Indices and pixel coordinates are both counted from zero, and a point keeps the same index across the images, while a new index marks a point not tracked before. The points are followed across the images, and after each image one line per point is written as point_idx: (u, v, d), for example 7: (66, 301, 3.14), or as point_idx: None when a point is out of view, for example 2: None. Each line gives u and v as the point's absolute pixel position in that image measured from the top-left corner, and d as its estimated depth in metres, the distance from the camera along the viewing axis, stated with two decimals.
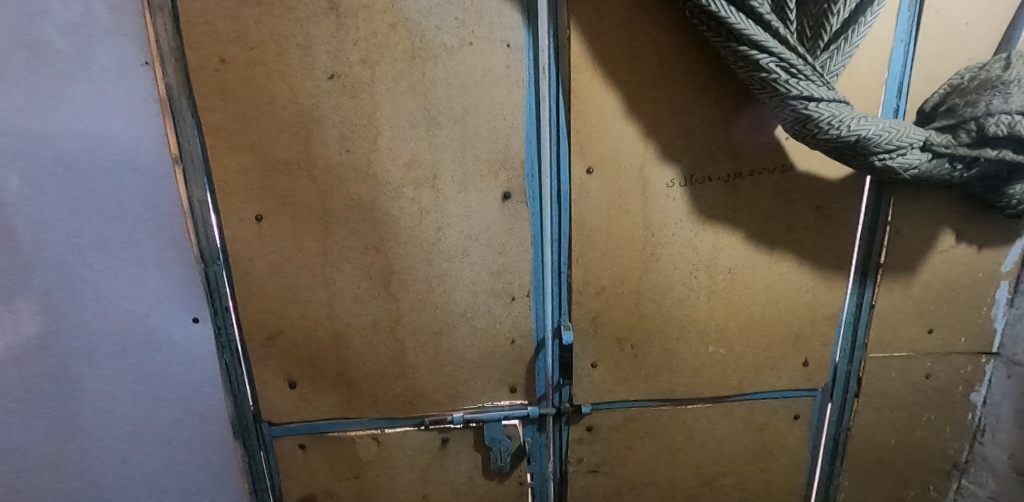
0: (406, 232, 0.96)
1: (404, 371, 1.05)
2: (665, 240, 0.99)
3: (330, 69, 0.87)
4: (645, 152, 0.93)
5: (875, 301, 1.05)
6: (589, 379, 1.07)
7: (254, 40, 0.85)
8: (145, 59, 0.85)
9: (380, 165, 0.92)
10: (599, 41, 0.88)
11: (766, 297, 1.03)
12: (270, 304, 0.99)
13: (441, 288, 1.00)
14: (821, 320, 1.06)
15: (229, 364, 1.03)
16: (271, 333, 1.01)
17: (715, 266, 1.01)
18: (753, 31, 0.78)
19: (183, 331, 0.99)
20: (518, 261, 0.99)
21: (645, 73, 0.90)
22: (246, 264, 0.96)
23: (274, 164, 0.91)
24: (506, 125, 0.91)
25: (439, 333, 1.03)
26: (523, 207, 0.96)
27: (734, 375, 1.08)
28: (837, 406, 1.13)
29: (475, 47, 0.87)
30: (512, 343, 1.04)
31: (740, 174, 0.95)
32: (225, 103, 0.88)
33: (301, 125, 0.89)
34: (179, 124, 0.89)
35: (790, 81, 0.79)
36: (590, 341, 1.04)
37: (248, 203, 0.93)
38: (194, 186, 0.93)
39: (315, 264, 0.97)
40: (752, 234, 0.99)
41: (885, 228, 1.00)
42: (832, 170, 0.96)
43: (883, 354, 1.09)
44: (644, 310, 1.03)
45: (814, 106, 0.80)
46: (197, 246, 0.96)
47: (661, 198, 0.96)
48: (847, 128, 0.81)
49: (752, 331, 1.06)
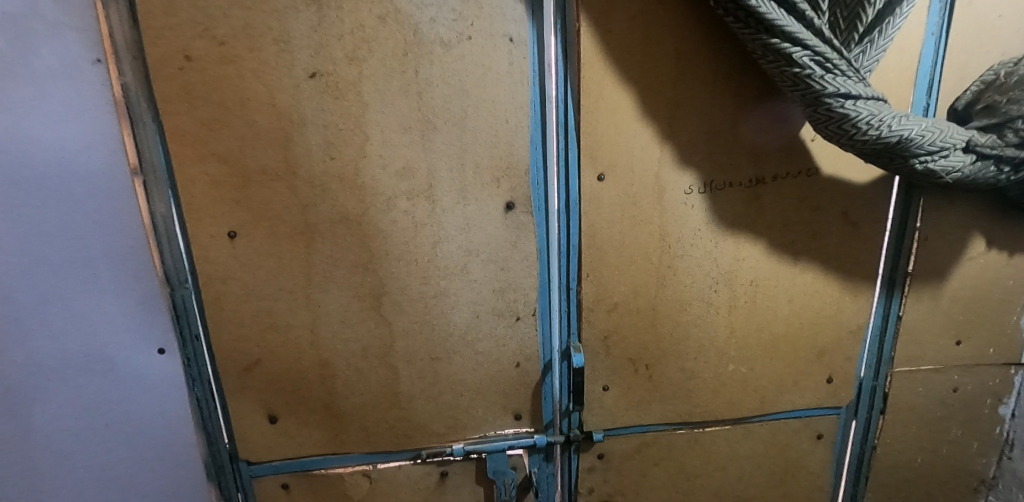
0: (399, 248, 0.86)
1: (398, 401, 0.95)
2: (683, 252, 0.91)
3: (311, 67, 0.77)
4: (661, 156, 0.85)
5: (903, 312, 0.98)
6: (600, 403, 0.98)
7: (224, 34, 0.75)
8: (97, 56, 0.75)
9: (369, 174, 0.82)
10: (611, 35, 0.79)
11: (789, 311, 0.96)
12: (247, 330, 0.89)
13: (438, 310, 0.90)
14: (846, 334, 0.99)
15: (201, 399, 0.93)
16: (249, 363, 0.91)
17: (735, 278, 0.93)
18: (786, 22, 0.70)
19: (147, 362, 0.89)
20: (522, 277, 0.90)
21: (661, 70, 0.82)
22: (220, 286, 0.87)
23: (249, 174, 0.81)
24: (509, 128, 0.83)
25: (437, 359, 0.93)
26: (527, 218, 0.87)
27: (756, 395, 1.01)
28: (862, 424, 1.06)
29: (474, 42, 0.78)
30: (516, 367, 0.95)
31: (762, 179, 0.88)
32: (193, 106, 0.78)
33: (279, 130, 0.79)
34: (138, 130, 0.79)
35: (826, 76, 0.72)
36: (602, 362, 0.96)
37: (220, 218, 0.83)
38: (157, 200, 0.82)
39: (297, 284, 0.87)
40: (774, 244, 0.92)
41: (913, 235, 0.94)
42: (859, 173, 0.89)
43: (910, 368, 1.03)
44: (659, 328, 0.95)
45: (851, 105, 0.73)
46: (162, 268, 0.85)
47: (678, 206, 0.88)
48: (889, 128, 0.74)
49: (774, 347, 0.98)
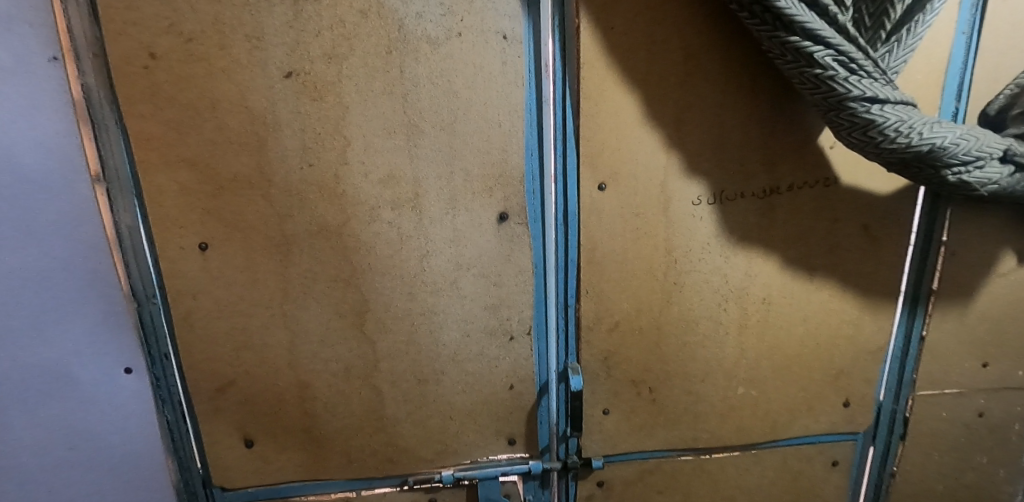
0: (383, 262, 0.80)
1: (382, 424, 0.89)
2: (690, 267, 0.84)
3: (286, 65, 0.71)
4: (667, 164, 0.79)
5: (926, 332, 0.91)
6: (600, 428, 0.92)
7: (191, 29, 0.68)
8: (53, 53, 0.68)
9: (350, 182, 0.76)
10: (613, 32, 0.73)
11: (804, 330, 0.90)
12: (220, 349, 0.83)
13: (425, 328, 0.84)
14: (865, 356, 0.92)
15: (172, 422, 0.87)
16: (222, 384, 0.85)
17: (746, 296, 0.86)
18: (807, 18, 0.63)
19: (113, 383, 0.82)
20: (517, 293, 0.84)
21: (668, 70, 0.75)
22: (190, 302, 0.80)
23: (221, 182, 0.75)
24: (502, 132, 0.76)
25: (424, 380, 0.87)
26: (522, 229, 0.81)
27: (767, 420, 0.94)
28: (881, 451, 0.99)
29: (464, 40, 0.72)
30: (510, 389, 0.89)
31: (776, 189, 0.81)
32: (157, 108, 0.71)
33: (252, 134, 0.73)
34: (100, 134, 0.72)
35: (850, 78, 0.65)
36: (602, 384, 0.89)
37: (190, 229, 0.77)
38: (122, 209, 0.76)
39: (273, 300, 0.81)
40: (788, 259, 0.85)
41: (938, 250, 0.87)
42: (882, 183, 0.83)
43: (933, 392, 0.96)
44: (664, 348, 0.88)
45: (878, 109, 0.66)
46: (128, 283, 0.79)
47: (685, 218, 0.82)
48: (919, 136, 0.67)
49: (787, 369, 0.92)
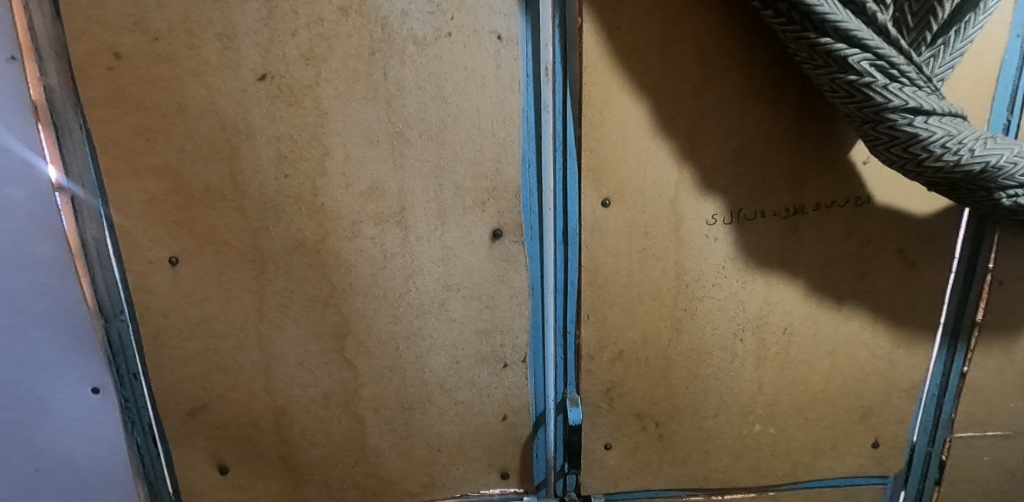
0: (364, 281, 0.74)
1: (365, 454, 0.82)
2: (703, 292, 0.76)
3: (260, 67, 0.65)
4: (679, 180, 0.71)
5: (968, 369, 0.82)
6: (601, 464, 0.84)
7: (158, 27, 0.62)
8: (12, 52, 0.62)
9: (330, 195, 0.70)
10: (620, 32, 0.66)
11: (829, 364, 0.81)
12: (191, 371, 0.76)
13: (411, 353, 0.77)
14: (897, 393, 0.83)
15: (141, 445, 0.81)
16: (193, 409, 0.78)
17: (766, 326, 0.78)
18: (841, 16, 0.55)
19: (80, 403, 0.77)
20: (511, 317, 0.77)
21: (681, 75, 0.68)
22: (158, 322, 0.73)
23: (191, 192, 0.69)
24: (496, 142, 0.69)
25: (410, 408, 0.80)
26: (518, 248, 0.74)
27: (786, 460, 0.85)
28: (913, 496, 0.90)
29: (454, 40, 0.65)
30: (502, 420, 0.82)
31: (801, 208, 0.73)
32: (123, 112, 0.65)
33: (224, 141, 0.67)
34: (64, 140, 0.66)
35: (890, 86, 0.57)
36: (603, 418, 0.82)
37: (158, 243, 0.70)
38: (87, 220, 0.69)
39: (248, 320, 0.75)
40: (813, 285, 0.77)
41: (984, 279, 0.78)
42: (921, 204, 0.74)
43: (975, 434, 0.85)
44: (673, 379, 0.80)
45: (922, 122, 0.58)
46: (94, 299, 0.73)
47: (698, 240, 0.74)
48: (970, 153, 0.59)
49: (810, 405, 0.83)
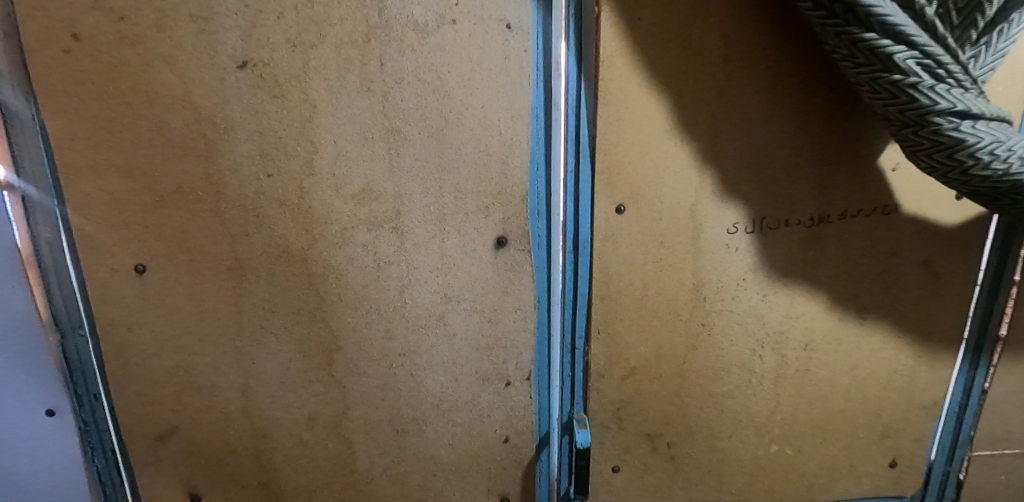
0: (355, 292, 0.67)
1: (353, 479, 0.75)
2: (721, 306, 0.71)
3: (240, 54, 0.58)
4: (699, 185, 0.66)
5: (989, 385, 0.79)
6: (609, 488, 0.78)
7: (123, 5, 0.54)
8: None
9: (318, 197, 0.63)
10: (641, 24, 0.60)
11: (850, 381, 0.77)
12: (159, 392, 0.68)
13: (406, 371, 0.71)
14: (917, 410, 0.79)
15: (104, 474, 0.71)
16: (161, 433, 0.70)
17: (786, 341, 0.74)
18: (887, 9, 0.50)
19: (37, 423, 0.70)
20: (515, 332, 0.71)
21: (704, 72, 0.62)
22: (122, 338, 0.65)
23: (162, 193, 0.61)
24: (502, 141, 0.63)
25: (404, 430, 0.73)
26: (524, 258, 0.68)
27: (802, 481, 0.81)
28: None
29: (459, 28, 0.59)
30: (504, 442, 0.75)
31: (827, 217, 0.69)
32: (82, 101, 0.57)
33: (199, 136, 0.60)
34: (14, 132, 0.58)
35: (937, 87, 0.52)
36: (613, 439, 0.76)
37: (123, 249, 0.62)
38: (41, 222, 0.61)
39: (224, 334, 0.67)
40: (836, 298, 0.73)
41: (1009, 292, 0.74)
42: (949, 213, 0.70)
43: (993, 453, 0.82)
44: (687, 398, 0.75)
45: (969, 127, 0.54)
46: (49, 311, 0.64)
47: (718, 249, 0.69)
48: (1019, 161, 0.55)
49: (827, 424, 0.79)
